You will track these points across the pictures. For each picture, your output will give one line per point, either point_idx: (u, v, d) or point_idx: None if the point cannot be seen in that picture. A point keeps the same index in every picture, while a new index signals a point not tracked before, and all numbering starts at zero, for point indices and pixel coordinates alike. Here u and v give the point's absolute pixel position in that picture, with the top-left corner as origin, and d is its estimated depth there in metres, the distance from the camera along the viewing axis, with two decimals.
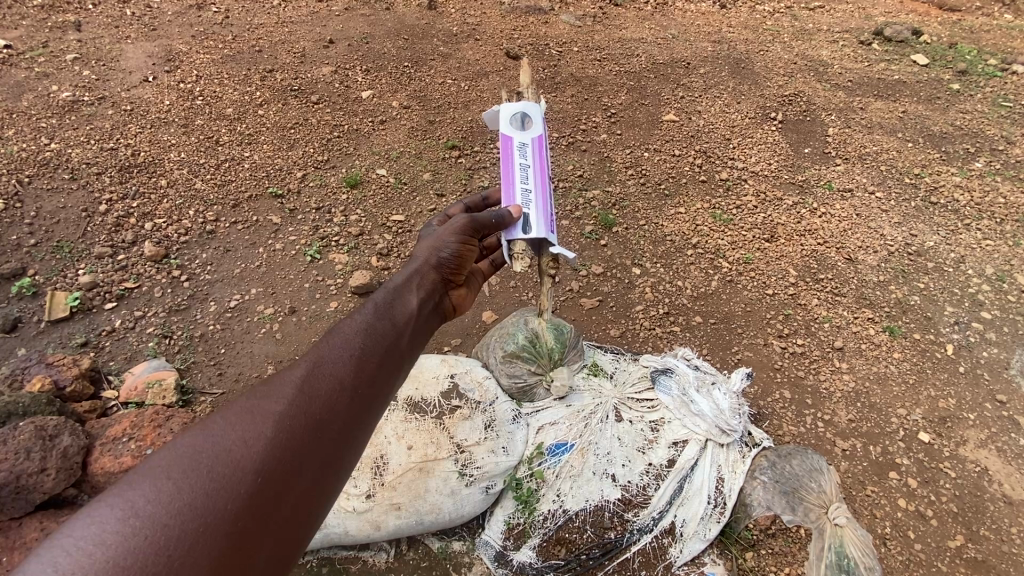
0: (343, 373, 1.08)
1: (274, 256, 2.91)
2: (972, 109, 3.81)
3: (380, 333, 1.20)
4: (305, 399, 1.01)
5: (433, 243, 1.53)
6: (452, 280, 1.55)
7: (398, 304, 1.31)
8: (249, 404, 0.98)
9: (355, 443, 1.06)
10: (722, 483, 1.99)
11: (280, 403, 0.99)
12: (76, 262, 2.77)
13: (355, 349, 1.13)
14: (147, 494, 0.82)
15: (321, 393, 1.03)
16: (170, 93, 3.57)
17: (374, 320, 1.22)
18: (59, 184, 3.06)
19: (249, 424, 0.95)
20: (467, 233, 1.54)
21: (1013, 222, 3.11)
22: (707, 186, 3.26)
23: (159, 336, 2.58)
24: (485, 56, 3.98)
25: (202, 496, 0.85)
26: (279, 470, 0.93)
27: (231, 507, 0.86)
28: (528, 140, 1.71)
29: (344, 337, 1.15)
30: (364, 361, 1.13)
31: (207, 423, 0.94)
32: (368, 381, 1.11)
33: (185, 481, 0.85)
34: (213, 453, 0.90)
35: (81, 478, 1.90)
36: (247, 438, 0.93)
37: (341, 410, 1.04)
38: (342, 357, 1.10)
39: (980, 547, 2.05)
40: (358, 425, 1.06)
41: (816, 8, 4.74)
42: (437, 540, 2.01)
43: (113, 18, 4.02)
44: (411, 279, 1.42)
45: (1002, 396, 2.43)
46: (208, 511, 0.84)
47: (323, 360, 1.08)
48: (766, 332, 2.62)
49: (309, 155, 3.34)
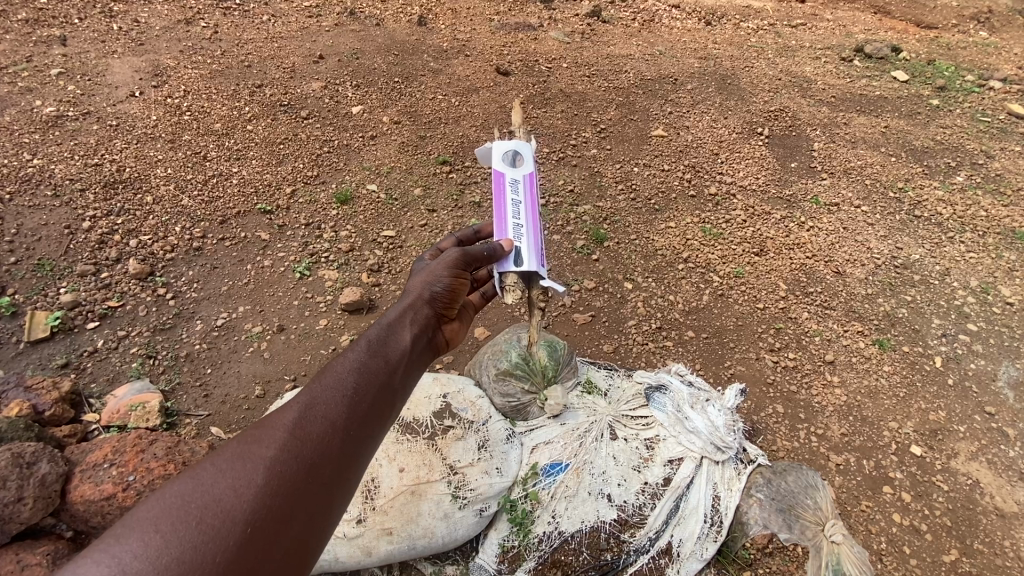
0: (336, 414, 1.06)
1: (262, 273, 2.88)
2: (952, 124, 3.90)
3: (374, 371, 1.18)
4: (296, 444, 0.99)
5: (426, 276, 1.52)
6: (444, 313, 1.52)
7: (391, 340, 1.29)
8: (240, 447, 0.96)
9: (348, 484, 1.03)
10: (718, 502, 1.98)
11: (271, 448, 0.97)
12: (58, 281, 2.71)
13: (347, 388, 1.11)
14: (134, 549, 0.80)
15: (312, 436, 1.01)
16: (158, 108, 3.54)
17: (368, 358, 1.20)
18: (41, 201, 2.99)
19: (239, 470, 0.92)
20: (459, 267, 1.52)
21: (995, 234, 3.19)
22: (697, 201, 3.28)
23: (143, 357, 2.52)
24: (475, 72, 4.00)
25: (191, 549, 0.83)
26: (270, 518, 0.90)
27: (220, 560, 0.84)
28: (520, 176, 1.73)
29: (336, 377, 1.12)
30: (357, 401, 1.10)
31: (195, 470, 0.92)
32: (361, 423, 1.08)
33: (172, 533, 0.83)
34: (202, 503, 0.87)
35: (60, 507, 1.83)
36: (237, 486, 0.90)
37: (333, 453, 1.02)
38: (333, 398, 1.08)
39: (975, 561, 2.05)
40: (350, 465, 1.04)
41: (798, 26, 4.85)
42: (430, 565, 1.94)
43: (99, 33, 3.98)
44: (404, 314, 1.41)
45: (991, 408, 2.46)
46: (197, 565, 0.82)
47: (316, 401, 1.06)
48: (758, 346, 2.63)
49: (298, 170, 3.32)
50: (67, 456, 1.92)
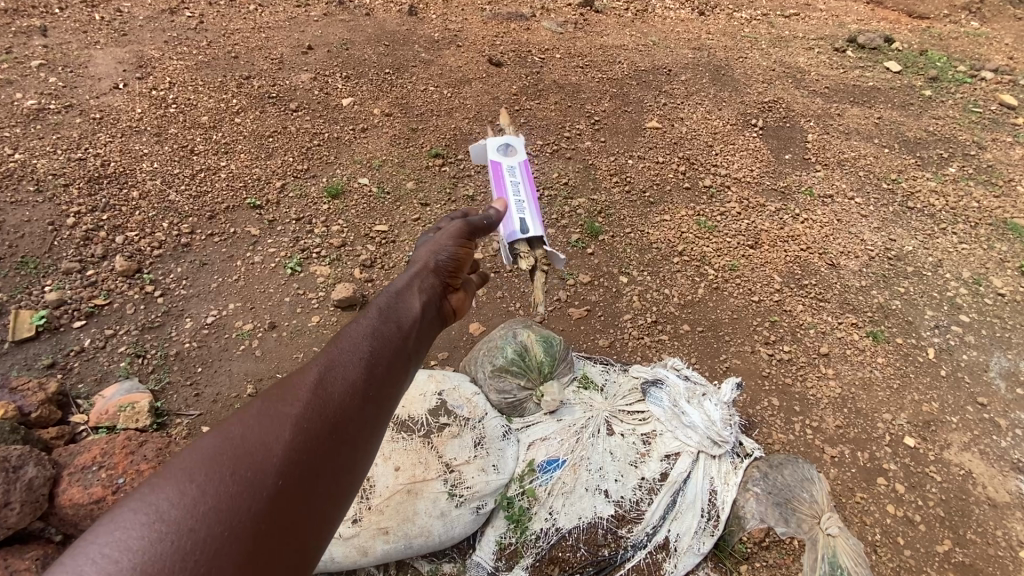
0: (356, 374, 1.04)
1: (252, 269, 2.83)
2: (944, 115, 3.90)
3: (388, 336, 1.16)
4: (320, 401, 0.97)
5: (432, 246, 1.50)
6: (453, 283, 1.49)
7: (402, 306, 1.27)
8: (265, 405, 0.95)
9: (372, 444, 1.01)
10: (714, 496, 1.99)
11: (296, 404, 0.95)
12: (42, 279, 2.65)
13: (365, 351, 1.09)
14: (169, 498, 0.79)
15: (334, 394, 1.00)
16: (142, 101, 3.46)
17: (381, 324, 1.18)
18: (23, 197, 2.92)
19: (268, 425, 0.91)
20: (462, 238, 1.52)
21: (986, 225, 3.20)
22: (691, 193, 3.27)
23: (132, 356, 2.48)
24: (467, 62, 3.94)
25: (226, 499, 0.81)
26: (302, 470, 0.89)
27: (256, 510, 0.82)
28: (514, 162, 1.74)
29: (353, 340, 1.11)
30: (376, 362, 1.09)
31: (221, 428, 0.90)
32: (380, 385, 1.07)
33: (206, 483, 0.82)
34: (234, 456, 0.86)
35: (48, 511, 1.79)
36: (266, 440, 0.89)
37: (356, 410, 1.00)
38: (353, 359, 1.07)
39: (968, 550, 2.07)
40: (374, 423, 1.02)
41: (792, 16, 4.81)
42: (427, 563, 1.92)
43: (81, 23, 3.88)
44: (411, 282, 1.38)
45: (982, 399, 2.48)
46: (233, 515, 0.81)
47: (335, 362, 1.05)
48: (753, 339, 2.63)
49: (288, 164, 3.26)
50: (54, 459, 1.88)
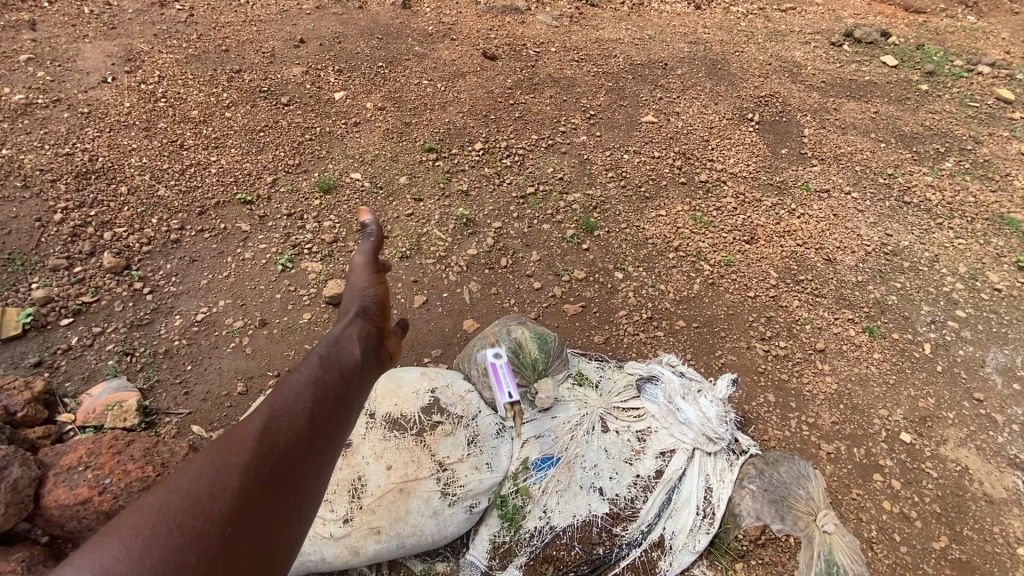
0: (299, 423, 1.13)
1: (243, 266, 2.79)
2: (941, 109, 3.88)
3: (329, 383, 1.27)
4: (266, 450, 1.05)
5: (354, 301, 1.67)
6: (382, 328, 1.66)
7: (340, 357, 1.38)
8: (210, 459, 1.01)
9: (316, 489, 1.09)
10: (709, 493, 1.97)
11: (242, 455, 1.02)
12: (29, 276, 2.60)
13: (307, 400, 1.19)
14: (117, 552, 0.83)
15: (279, 442, 1.07)
16: (131, 95, 3.40)
17: (323, 373, 1.30)
18: (10, 192, 2.86)
19: (214, 477, 0.97)
20: (377, 280, 1.73)
21: (983, 220, 3.19)
22: (687, 188, 3.24)
23: (120, 354, 2.44)
24: (461, 56, 3.89)
25: (174, 549, 0.86)
26: (251, 515, 0.95)
27: (204, 557, 0.87)
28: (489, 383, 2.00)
29: (295, 392, 1.19)
30: (317, 412, 1.18)
31: (168, 485, 0.95)
32: (324, 429, 1.17)
33: (154, 533, 0.87)
34: (182, 506, 0.91)
35: (33, 512, 1.76)
36: (213, 490, 0.95)
37: (300, 457, 1.08)
38: (296, 410, 1.15)
39: (964, 547, 2.07)
40: (317, 468, 1.10)
41: (788, 9, 4.78)
42: (420, 562, 1.90)
43: (69, 16, 3.81)
44: (346, 334, 1.51)
45: (979, 394, 2.47)
46: (183, 562, 0.85)
47: (278, 413, 1.13)
48: (749, 335, 2.61)
49: (279, 159, 3.22)
50: (39, 459, 1.85)
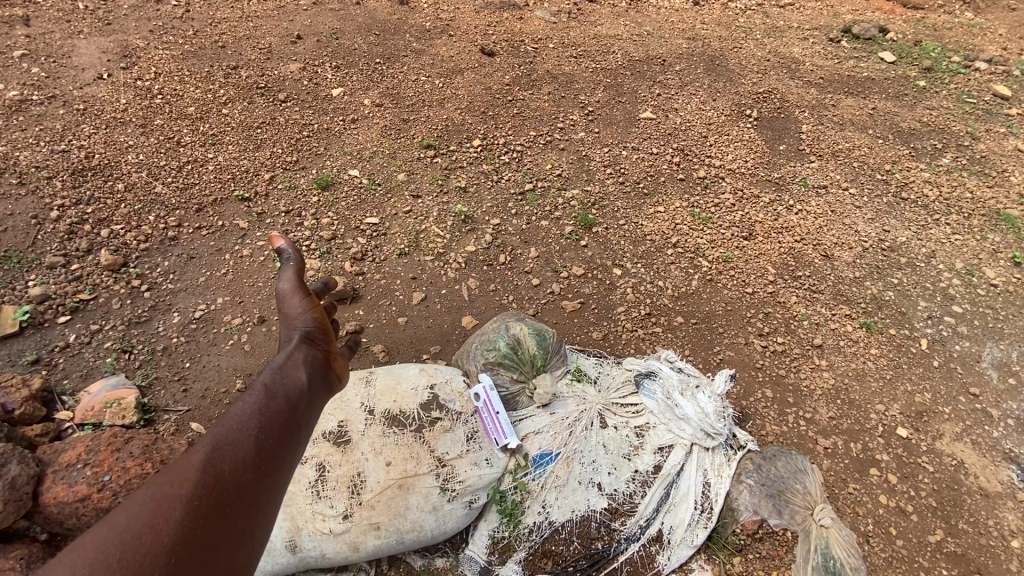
0: (246, 450, 1.12)
1: (241, 263, 2.78)
2: (938, 105, 3.89)
3: (274, 411, 1.23)
4: (210, 481, 1.04)
5: (288, 325, 1.52)
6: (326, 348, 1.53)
7: (287, 380, 1.33)
8: (151, 492, 1.00)
9: (266, 514, 1.10)
10: (708, 488, 1.99)
11: (184, 486, 1.01)
12: (26, 274, 2.59)
13: (253, 426, 1.17)
14: None
15: (224, 471, 1.06)
16: (127, 91, 3.38)
17: (267, 400, 1.24)
18: (6, 190, 2.85)
19: (156, 511, 0.96)
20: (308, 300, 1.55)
21: (979, 216, 3.20)
22: (685, 185, 3.24)
23: (118, 351, 2.43)
24: (459, 52, 3.88)
25: None
26: (195, 548, 0.96)
27: None
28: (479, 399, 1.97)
29: (240, 419, 1.17)
30: (265, 438, 1.16)
31: (107, 523, 0.95)
32: (272, 456, 1.15)
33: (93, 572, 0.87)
34: (123, 542, 0.91)
35: (32, 509, 1.76)
36: (155, 523, 0.95)
37: (246, 484, 1.08)
38: (241, 437, 1.13)
39: (959, 540, 2.08)
40: (265, 494, 1.10)
41: (787, 5, 4.77)
42: (419, 558, 1.91)
43: (64, 12, 3.78)
44: (290, 357, 1.42)
45: (975, 389, 2.49)
46: None
47: (223, 441, 1.11)
48: (747, 331, 2.62)
49: (277, 156, 3.20)
50: (38, 457, 1.85)
